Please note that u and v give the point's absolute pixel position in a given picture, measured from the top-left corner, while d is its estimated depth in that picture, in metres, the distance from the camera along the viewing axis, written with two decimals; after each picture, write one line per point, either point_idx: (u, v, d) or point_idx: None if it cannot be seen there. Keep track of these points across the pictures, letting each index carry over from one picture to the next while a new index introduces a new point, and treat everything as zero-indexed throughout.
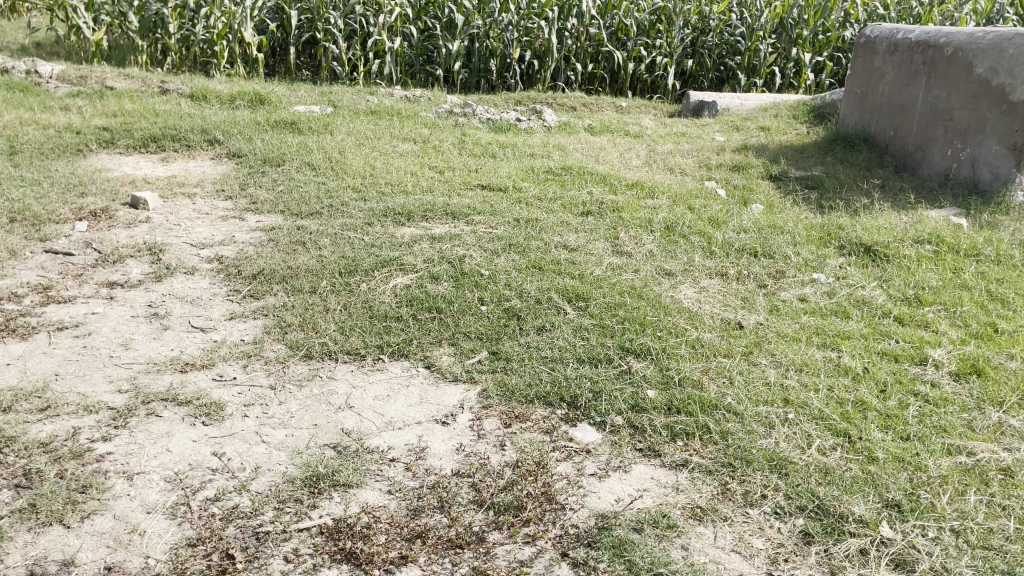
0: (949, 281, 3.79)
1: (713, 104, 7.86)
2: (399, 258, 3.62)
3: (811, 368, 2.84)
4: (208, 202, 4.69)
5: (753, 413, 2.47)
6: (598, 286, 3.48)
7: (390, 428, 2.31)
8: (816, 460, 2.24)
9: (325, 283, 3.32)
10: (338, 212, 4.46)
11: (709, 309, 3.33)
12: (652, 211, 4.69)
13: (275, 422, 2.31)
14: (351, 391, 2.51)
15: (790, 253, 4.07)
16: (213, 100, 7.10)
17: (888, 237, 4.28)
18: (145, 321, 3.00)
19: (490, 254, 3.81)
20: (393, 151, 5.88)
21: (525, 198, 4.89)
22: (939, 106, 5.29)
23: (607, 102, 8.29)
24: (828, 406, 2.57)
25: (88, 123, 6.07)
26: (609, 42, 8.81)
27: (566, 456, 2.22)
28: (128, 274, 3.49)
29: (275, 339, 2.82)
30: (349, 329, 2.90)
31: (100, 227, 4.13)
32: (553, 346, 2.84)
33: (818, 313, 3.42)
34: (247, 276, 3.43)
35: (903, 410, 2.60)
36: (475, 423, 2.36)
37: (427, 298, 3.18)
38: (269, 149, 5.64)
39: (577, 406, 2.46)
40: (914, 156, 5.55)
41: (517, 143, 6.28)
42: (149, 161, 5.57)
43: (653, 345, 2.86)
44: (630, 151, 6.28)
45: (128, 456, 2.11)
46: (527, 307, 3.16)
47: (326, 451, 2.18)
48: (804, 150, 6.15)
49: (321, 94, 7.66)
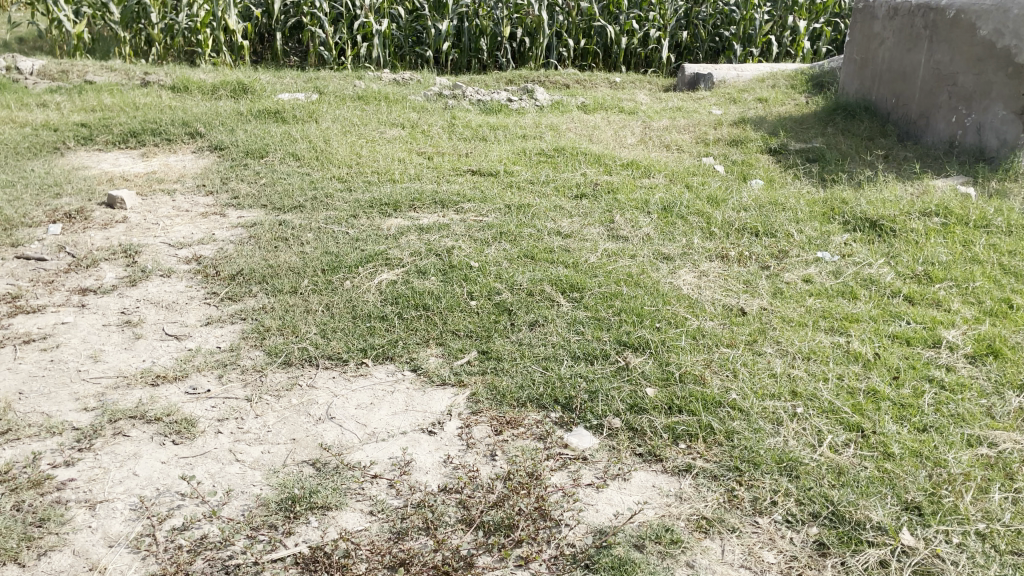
0: (960, 255, 3.63)
1: (709, 76, 7.66)
2: (385, 252, 3.47)
3: (819, 356, 2.70)
4: (188, 199, 4.53)
5: (759, 409, 2.33)
6: (593, 274, 3.33)
7: (373, 440, 2.16)
8: (828, 459, 2.10)
9: (307, 282, 3.17)
10: (322, 205, 4.30)
11: (710, 295, 3.17)
12: (648, 191, 4.53)
13: (251, 437, 2.17)
14: (333, 400, 2.36)
15: (793, 231, 3.91)
16: (195, 91, 6.91)
17: (895, 210, 4.11)
18: (116, 329, 2.86)
19: (480, 245, 3.67)
20: (381, 138, 5.70)
21: (517, 182, 4.73)
22: (942, 71, 5.09)
23: (601, 78, 8.10)
24: (839, 397, 2.43)
25: (66, 120, 5.90)
26: (601, 17, 8.58)
27: (561, 465, 2.07)
28: (101, 279, 3.34)
29: (253, 345, 2.67)
30: (331, 331, 2.75)
31: (75, 229, 3.98)
32: (547, 342, 2.70)
33: (824, 295, 3.27)
34: (226, 276, 3.28)
35: (918, 398, 2.46)
36: (463, 431, 2.21)
37: (413, 295, 3.03)
38: (251, 140, 5.47)
39: (572, 409, 2.31)
40: (918, 124, 5.37)
41: (508, 125, 6.10)
42: (129, 156, 5.40)
43: (652, 338, 2.72)
44: (625, 128, 6.09)
45: (91, 482, 1.97)
46: (519, 301, 3.01)
47: (305, 468, 2.04)
48: (803, 121, 5.97)
49: (307, 80, 7.47)
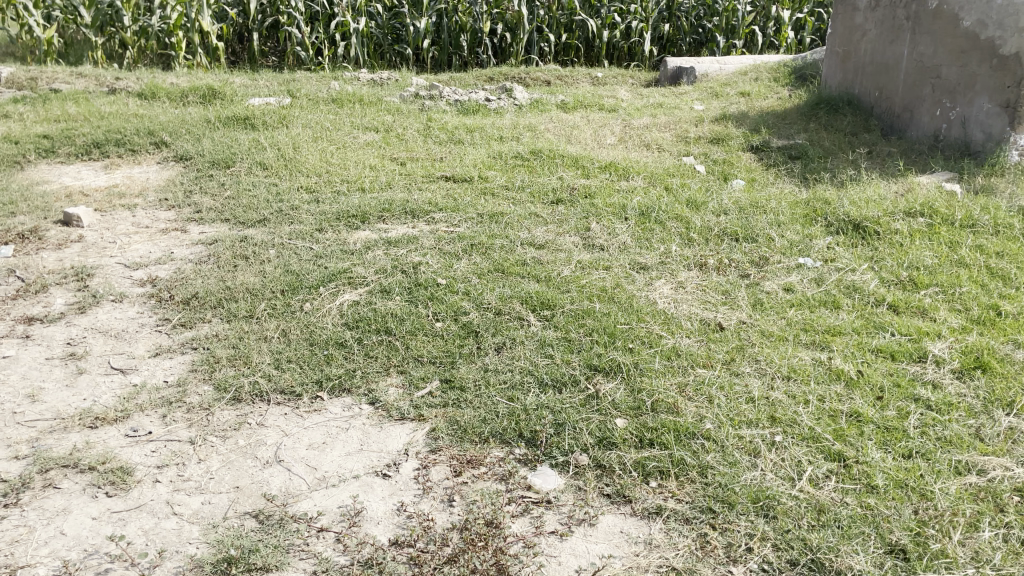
0: (945, 258, 3.50)
1: (691, 71, 7.51)
2: (348, 270, 3.32)
3: (799, 375, 2.56)
4: (149, 213, 4.35)
5: (734, 439, 2.20)
6: (565, 289, 3.18)
7: (322, 486, 2.03)
8: (807, 497, 1.99)
9: (264, 305, 3.02)
10: (287, 218, 4.13)
11: (686, 309, 3.03)
12: (626, 195, 4.38)
13: (191, 486, 2.04)
14: (282, 440, 2.22)
15: (774, 236, 3.78)
16: (163, 97, 6.68)
17: (878, 210, 3.98)
18: (59, 363, 2.70)
19: (449, 258, 3.51)
20: (353, 143, 5.53)
21: (491, 188, 4.57)
22: (925, 63, 4.96)
23: (582, 73, 7.94)
24: (819, 422, 2.30)
25: (27, 131, 5.69)
26: (582, 10, 8.42)
27: (522, 511, 1.95)
28: (50, 306, 3.18)
29: (201, 380, 2.52)
30: (286, 362, 2.60)
31: (28, 250, 3.80)
32: (514, 368, 2.56)
33: (806, 305, 3.13)
34: (180, 300, 3.12)
35: (903, 421, 2.33)
36: (420, 473, 2.08)
37: (375, 318, 2.88)
38: (218, 149, 5.28)
39: (536, 444, 2.19)
40: (901, 118, 5.25)
41: (485, 126, 5.94)
42: (91, 168, 5.21)
43: (624, 361, 2.58)
44: (604, 127, 5.94)
45: (14, 544, 1.83)
46: (487, 322, 2.86)
47: (246, 521, 1.91)
48: (786, 116, 5.83)
49: (282, 82, 7.28)
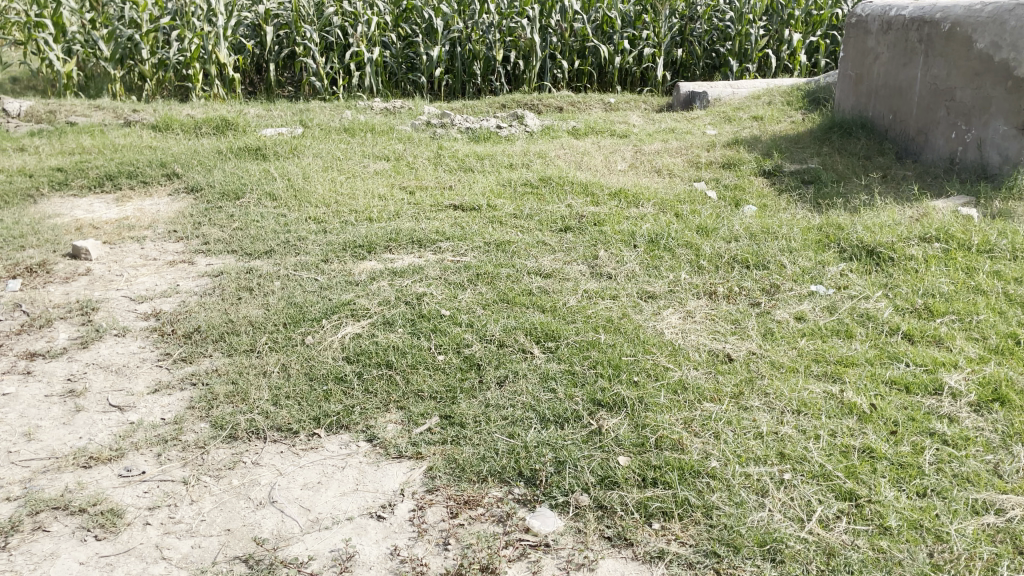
0: (962, 285, 3.41)
1: (704, 95, 7.47)
2: (351, 302, 3.27)
3: (811, 409, 2.48)
4: (157, 245, 4.34)
5: (741, 478, 2.14)
6: (571, 320, 3.12)
7: (315, 529, 2.05)
8: (816, 540, 1.94)
9: (265, 339, 2.98)
10: (294, 249, 4.11)
11: (695, 340, 2.96)
12: (636, 222, 4.32)
13: (181, 529, 2.06)
14: (277, 479, 2.23)
15: (785, 262, 3.71)
16: (178, 129, 6.72)
17: (892, 236, 3.90)
18: (59, 400, 2.68)
19: (455, 288, 3.46)
20: (364, 173, 5.53)
21: (500, 216, 4.54)
22: (939, 85, 4.90)
23: (595, 99, 7.92)
24: (830, 459, 2.22)
25: (42, 164, 5.72)
26: (594, 37, 8.42)
27: (519, 555, 1.94)
28: (53, 341, 3.17)
29: (198, 417, 2.50)
30: (284, 398, 2.57)
31: (36, 284, 3.81)
32: (515, 403, 2.50)
33: (818, 335, 3.05)
34: (182, 334, 3.09)
35: (918, 456, 2.24)
36: (415, 514, 2.08)
37: (377, 351, 2.83)
38: (228, 180, 5.29)
39: (536, 484, 2.16)
40: (916, 141, 5.17)
41: (496, 153, 5.91)
42: (103, 201, 5.22)
43: (628, 395, 2.52)
44: (615, 154, 5.90)
45: None
46: (489, 354, 2.81)
47: (235, 566, 1.93)
48: (799, 140, 5.76)
49: (296, 112, 7.30)
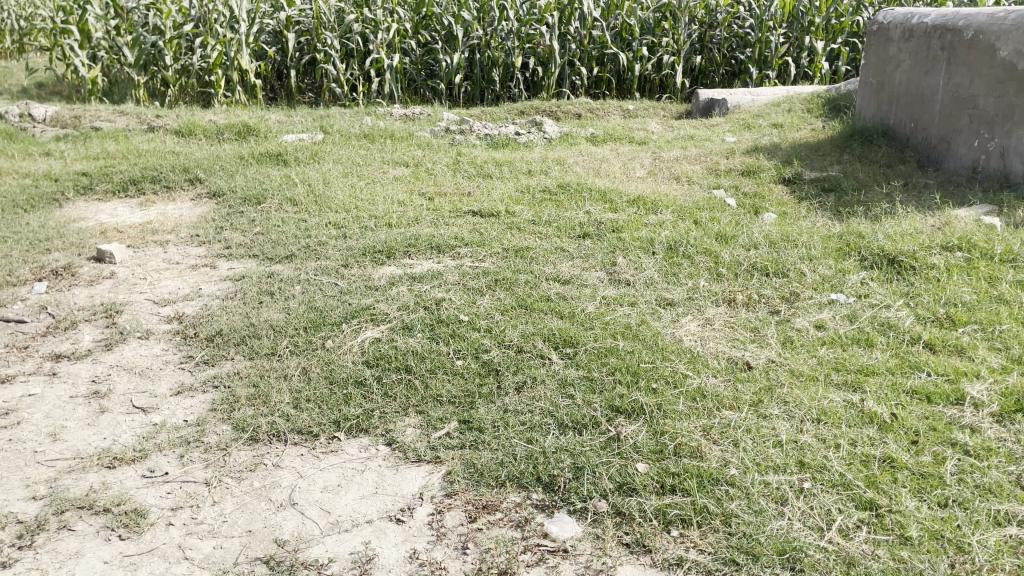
0: (984, 294, 3.38)
1: (723, 102, 7.45)
2: (371, 307, 3.30)
3: (830, 418, 2.46)
4: (180, 250, 4.39)
5: (760, 486, 2.13)
6: (589, 326, 3.13)
7: (335, 531, 2.07)
8: (836, 549, 1.93)
9: (286, 343, 3.01)
10: (314, 254, 4.14)
11: (714, 348, 2.95)
12: (654, 229, 4.32)
13: (204, 530, 2.08)
14: (297, 482, 2.26)
15: (805, 271, 3.69)
16: (200, 135, 6.80)
17: (914, 244, 3.87)
18: (83, 401, 2.72)
19: (473, 294, 3.47)
20: (383, 179, 5.57)
21: (518, 222, 4.55)
22: (961, 93, 4.87)
23: (613, 106, 7.93)
24: (850, 468, 2.21)
25: (67, 168, 5.79)
26: (613, 44, 8.43)
27: (538, 560, 1.95)
28: (78, 343, 3.21)
29: (220, 419, 2.53)
30: (304, 401, 2.59)
31: (61, 287, 3.86)
32: (534, 408, 2.51)
33: (838, 343, 3.04)
34: (204, 337, 3.12)
35: (939, 467, 2.22)
36: (434, 518, 2.10)
37: (396, 356, 2.85)
38: (250, 185, 5.34)
39: (554, 489, 2.17)
40: (938, 149, 5.12)
41: (514, 160, 5.92)
42: (127, 206, 5.29)
43: (646, 402, 2.52)
44: (634, 160, 5.90)
45: None
46: (507, 360, 2.82)
47: (257, 568, 1.95)
48: (819, 147, 5.73)
49: (316, 118, 7.36)
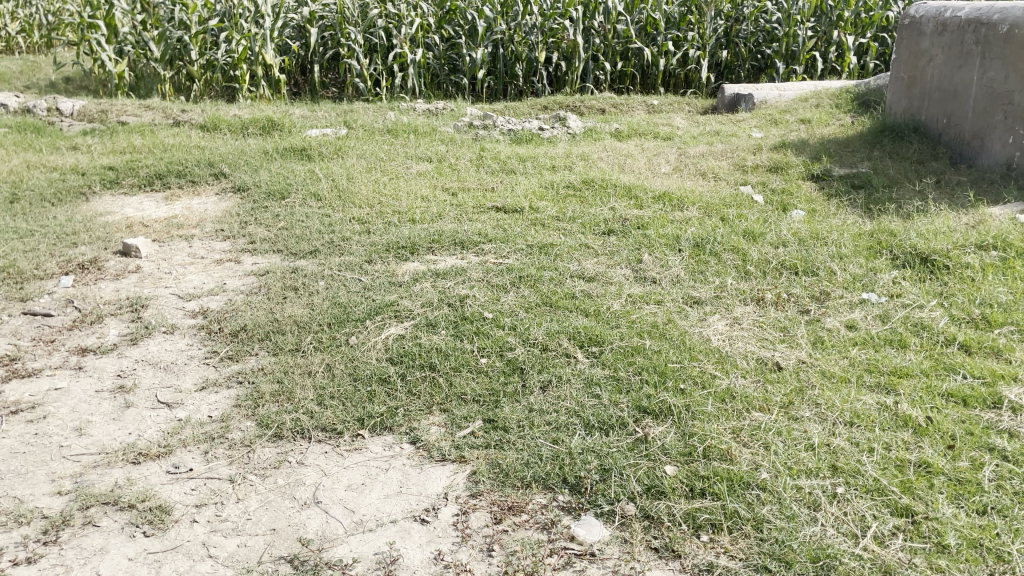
0: (1021, 294, 3.29)
1: (749, 97, 7.35)
2: (394, 303, 3.27)
3: (863, 421, 2.41)
4: (205, 244, 4.40)
5: (792, 491, 2.09)
6: (615, 324, 3.08)
7: (359, 531, 2.05)
8: (871, 556, 1.88)
9: (310, 339, 3.00)
10: (338, 250, 4.12)
11: (742, 348, 2.90)
12: (681, 226, 4.26)
13: (227, 527, 2.08)
14: (321, 480, 2.24)
15: (835, 269, 3.62)
16: (225, 130, 6.81)
17: (948, 243, 3.78)
18: (109, 396, 2.72)
19: (497, 291, 3.44)
20: (406, 174, 5.54)
21: (542, 218, 4.51)
22: (995, 89, 4.78)
23: (638, 101, 7.84)
24: (885, 473, 2.15)
25: (94, 163, 5.83)
26: (638, 38, 8.34)
27: (564, 564, 1.92)
28: (103, 337, 3.22)
29: (244, 416, 2.52)
30: (328, 399, 2.58)
31: (87, 281, 3.87)
32: (559, 408, 2.47)
33: (870, 344, 2.97)
34: (229, 332, 3.12)
35: (977, 472, 2.16)
36: (459, 519, 2.07)
37: (420, 353, 2.83)
38: (274, 180, 5.34)
39: (580, 491, 2.14)
40: (971, 145, 5.02)
41: (538, 155, 5.88)
42: (153, 200, 5.31)
43: (674, 403, 2.48)
44: (659, 156, 5.83)
45: None
46: (532, 359, 2.79)
47: (281, 566, 1.94)
48: (848, 143, 5.63)
49: (339, 113, 7.35)
